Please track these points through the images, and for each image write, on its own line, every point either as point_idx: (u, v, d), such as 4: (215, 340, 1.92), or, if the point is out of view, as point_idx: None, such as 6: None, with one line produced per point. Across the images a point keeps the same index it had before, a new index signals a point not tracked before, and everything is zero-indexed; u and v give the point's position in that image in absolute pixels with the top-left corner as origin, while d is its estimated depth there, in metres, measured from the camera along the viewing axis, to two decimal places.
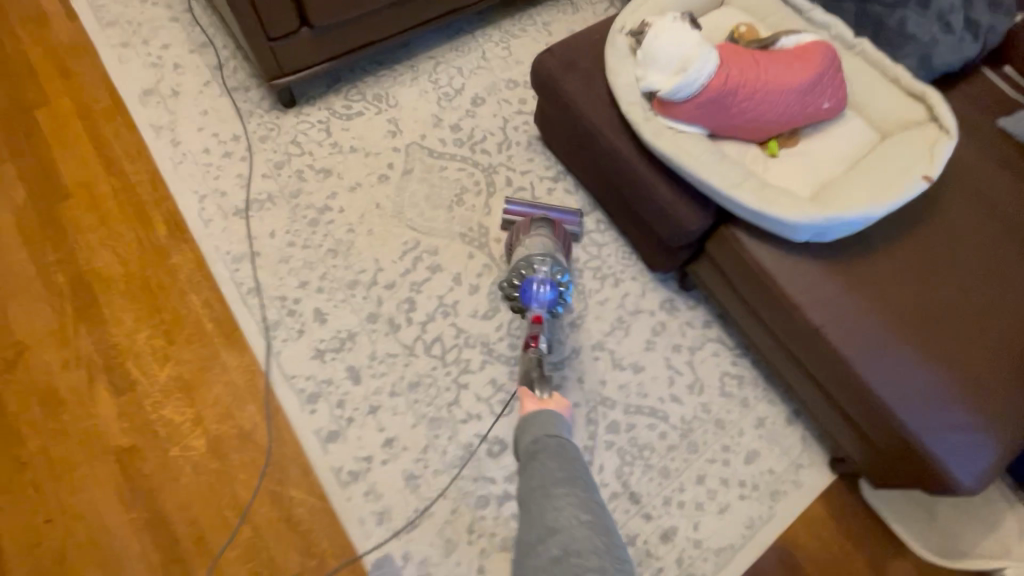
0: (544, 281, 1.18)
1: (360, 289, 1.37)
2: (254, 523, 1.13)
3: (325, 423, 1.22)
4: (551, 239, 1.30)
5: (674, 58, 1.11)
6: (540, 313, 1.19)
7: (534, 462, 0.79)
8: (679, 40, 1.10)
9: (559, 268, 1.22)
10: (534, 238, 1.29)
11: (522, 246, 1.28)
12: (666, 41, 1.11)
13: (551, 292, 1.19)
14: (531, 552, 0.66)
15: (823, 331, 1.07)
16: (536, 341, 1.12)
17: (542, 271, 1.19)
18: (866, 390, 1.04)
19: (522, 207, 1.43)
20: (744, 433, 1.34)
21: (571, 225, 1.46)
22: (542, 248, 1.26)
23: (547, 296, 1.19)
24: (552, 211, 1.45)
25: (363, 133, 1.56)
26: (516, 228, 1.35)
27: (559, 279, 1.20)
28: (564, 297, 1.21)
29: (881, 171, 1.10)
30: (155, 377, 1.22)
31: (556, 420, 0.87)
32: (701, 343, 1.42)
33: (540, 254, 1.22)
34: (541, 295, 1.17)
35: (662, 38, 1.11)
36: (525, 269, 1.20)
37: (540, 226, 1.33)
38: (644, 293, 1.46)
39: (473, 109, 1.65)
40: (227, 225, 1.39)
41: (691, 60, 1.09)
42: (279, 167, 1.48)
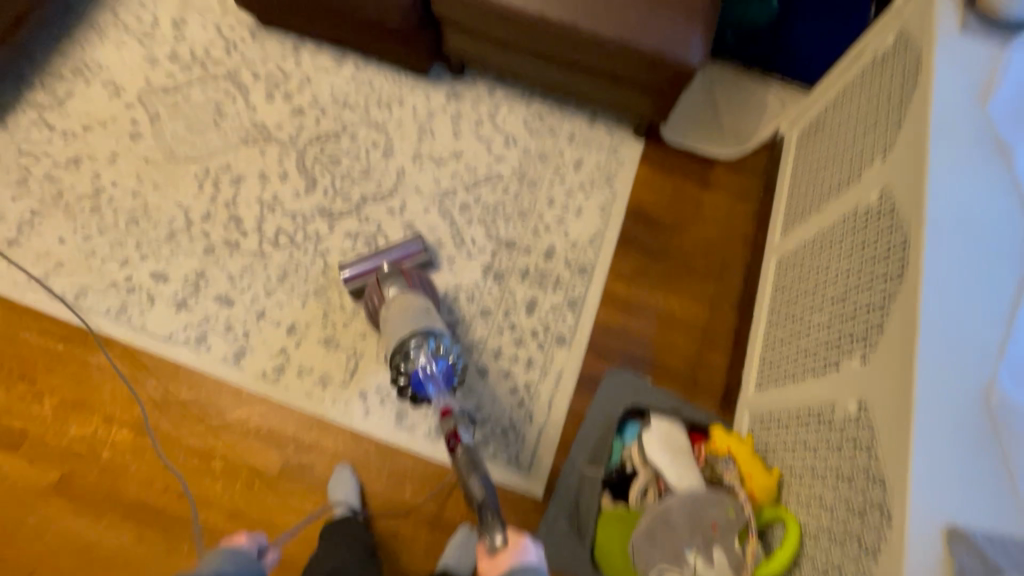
0: (430, 366, 1.07)
1: (182, 235, 1.36)
2: (220, 454, 1.20)
3: (226, 349, 1.27)
4: (412, 295, 1.18)
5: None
6: (446, 403, 1.06)
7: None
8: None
9: (438, 337, 1.08)
10: (397, 308, 1.14)
11: (389, 324, 1.12)
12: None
13: (442, 366, 1.08)
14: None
15: (544, 15, 1.24)
16: (458, 437, 0.98)
17: (422, 354, 1.06)
18: (598, 38, 1.25)
19: (360, 266, 1.28)
20: (565, 151, 1.54)
21: (416, 256, 1.32)
22: (414, 320, 1.10)
23: (442, 377, 1.08)
24: (392, 252, 1.31)
25: (87, 109, 1.46)
26: (370, 290, 1.24)
27: (446, 355, 1.09)
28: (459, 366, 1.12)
29: None
30: (41, 415, 1.19)
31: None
32: (496, 107, 1.56)
33: (411, 335, 1.08)
34: (438, 379, 1.07)
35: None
36: (404, 361, 1.07)
37: (391, 282, 1.23)
38: (429, 97, 1.56)
39: (180, 32, 1.57)
40: (10, 258, 1.30)
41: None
42: (23, 182, 1.37)
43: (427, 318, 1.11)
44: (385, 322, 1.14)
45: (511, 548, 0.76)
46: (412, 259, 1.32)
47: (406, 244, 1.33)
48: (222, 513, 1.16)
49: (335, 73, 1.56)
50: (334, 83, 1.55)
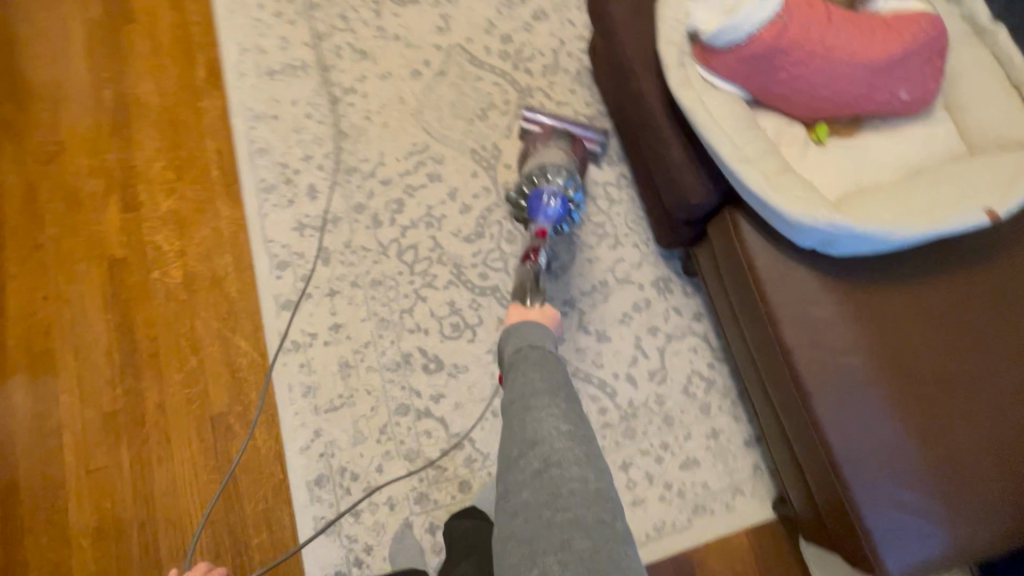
0: (553, 194, 1.13)
1: (357, 177, 1.37)
2: (200, 355, 1.24)
3: (285, 291, 1.28)
4: (569, 155, 1.26)
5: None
6: (544, 227, 1.12)
7: (511, 371, 0.75)
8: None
9: (574, 180, 1.17)
10: (553, 149, 1.25)
11: (543, 154, 1.23)
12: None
13: (561, 206, 1.13)
14: (512, 462, 0.64)
15: (794, 353, 0.91)
16: (535, 254, 1.08)
17: (556, 183, 1.15)
18: (816, 433, 0.89)
19: (539, 117, 1.37)
20: (691, 440, 1.24)
21: (592, 142, 1.37)
22: (562, 161, 1.21)
23: (556, 210, 1.13)
24: (573, 125, 1.37)
25: (410, 23, 1.50)
26: (538, 133, 1.34)
27: (566, 192, 1.15)
28: (571, 216, 1.17)
29: (939, 193, 0.87)
30: (158, 205, 1.33)
31: (537, 331, 0.81)
32: (682, 334, 1.30)
33: (553, 165, 1.19)
34: (553, 207, 1.12)
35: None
36: (538, 179, 1.17)
37: (558, 139, 1.31)
38: (640, 264, 1.34)
39: (531, 24, 1.52)
40: (257, 83, 1.43)
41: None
42: (321, 38, 1.47)
43: (570, 164, 1.22)
44: (540, 152, 1.25)
45: (542, 312, 0.89)
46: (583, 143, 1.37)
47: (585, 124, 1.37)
48: (156, 394, 1.22)
49: (597, 167, 1.40)
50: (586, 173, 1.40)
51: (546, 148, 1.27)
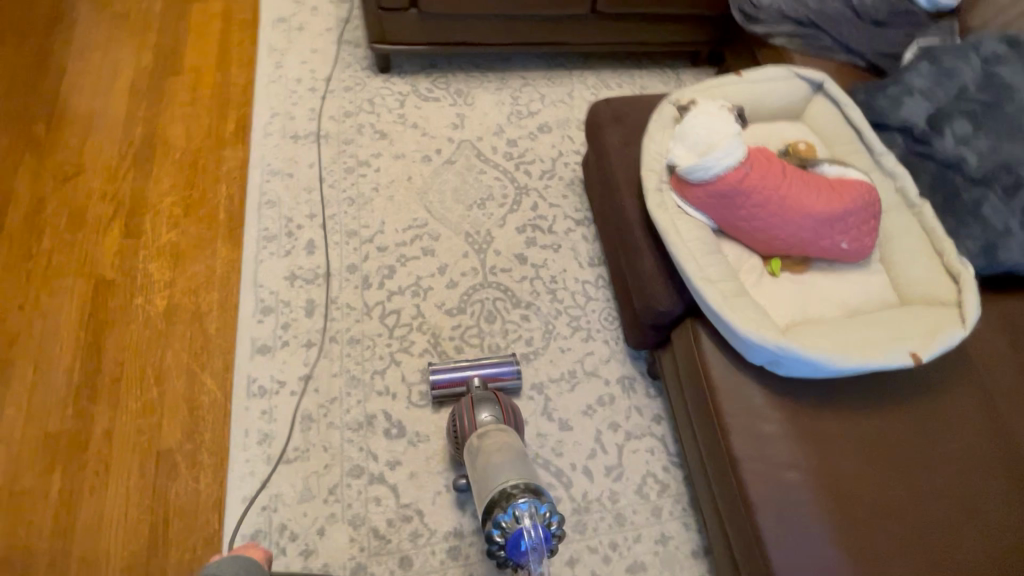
0: (531, 530, 0.90)
1: (355, 241, 1.46)
2: (162, 388, 1.23)
3: (263, 336, 1.31)
4: (510, 434, 1.09)
5: (699, 137, 1.10)
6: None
7: None
8: (702, 119, 1.11)
9: (544, 500, 0.92)
10: (493, 448, 1.05)
11: (488, 466, 1.01)
12: (690, 121, 1.12)
13: (545, 535, 0.91)
14: None
15: (740, 463, 0.97)
16: None
17: (527, 516, 0.91)
18: (757, 544, 0.93)
19: (449, 375, 1.26)
20: (640, 542, 1.24)
21: (510, 378, 1.29)
22: (517, 468, 0.99)
23: (542, 545, 0.90)
24: (484, 368, 1.28)
25: (430, 116, 1.68)
26: (459, 405, 1.20)
27: (545, 518, 0.91)
28: (560, 537, 0.94)
29: (871, 332, 0.99)
30: (159, 236, 1.39)
31: None
32: (641, 433, 1.35)
33: (505, 493, 0.93)
34: (538, 550, 0.90)
35: (692, 117, 1.12)
36: (500, 530, 0.91)
37: (485, 409, 1.16)
38: (608, 360, 1.42)
39: (536, 134, 1.72)
40: (280, 143, 1.56)
41: (711, 140, 1.09)
42: (347, 115, 1.64)
43: (524, 473, 0.98)
44: (480, 458, 1.05)
45: None
46: (501, 381, 1.29)
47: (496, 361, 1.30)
48: (106, 422, 1.19)
49: (578, 265, 1.53)
50: (567, 270, 1.52)
51: (484, 437, 1.09)
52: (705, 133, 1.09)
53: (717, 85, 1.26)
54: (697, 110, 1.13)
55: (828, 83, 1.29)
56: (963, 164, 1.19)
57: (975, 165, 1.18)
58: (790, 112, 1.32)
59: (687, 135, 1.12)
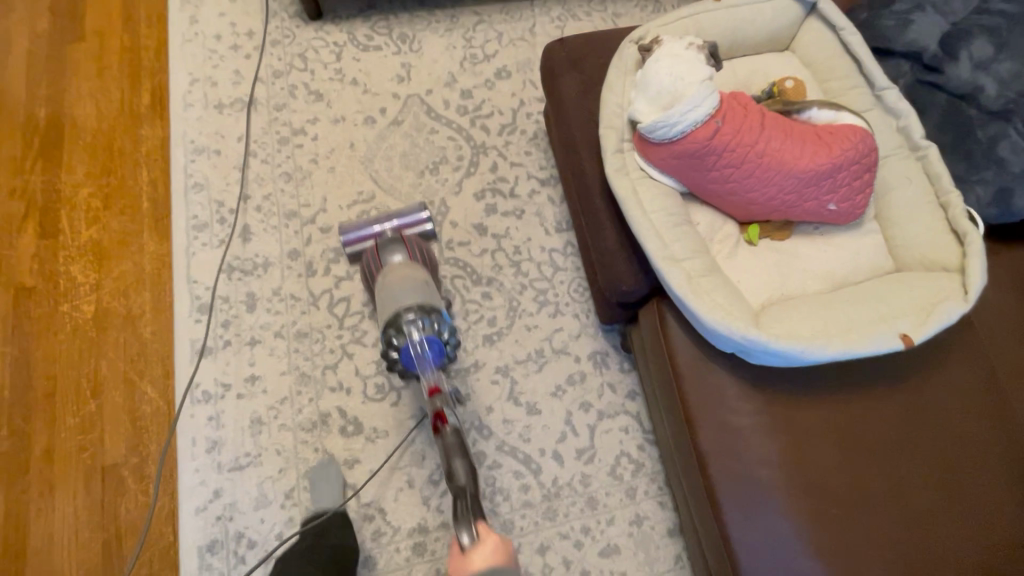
0: (421, 343, 0.98)
1: (295, 222, 1.32)
2: (100, 400, 1.16)
3: (203, 336, 1.22)
4: (416, 267, 1.11)
5: (662, 86, 0.92)
6: (436, 380, 0.99)
7: None
8: (666, 62, 0.93)
9: (435, 316, 0.99)
10: (400, 274, 1.07)
11: (390, 290, 1.04)
12: (652, 65, 0.94)
13: (434, 349, 0.99)
14: None
15: (706, 458, 0.89)
16: (444, 420, 0.95)
17: (415, 329, 0.98)
18: (724, 547, 0.86)
19: (357, 233, 1.24)
20: (614, 525, 1.19)
21: (422, 225, 1.29)
22: (417, 291, 1.03)
23: (432, 357, 0.99)
24: (397, 219, 1.28)
25: (371, 69, 1.48)
26: (368, 257, 1.19)
27: (442, 335, 1.00)
28: (454, 351, 1.02)
29: (858, 310, 0.85)
30: (79, 233, 1.26)
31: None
32: (615, 412, 1.27)
33: (405, 310, 0.99)
34: (425, 361, 0.98)
35: (655, 61, 0.94)
36: (396, 336, 0.98)
37: (390, 249, 1.17)
38: (578, 335, 1.31)
39: (494, 81, 1.51)
40: (203, 115, 1.39)
41: (676, 88, 0.91)
42: (276, 76, 1.44)
43: (428, 296, 1.03)
44: (383, 288, 1.07)
45: (486, 541, 0.80)
46: (416, 228, 1.28)
47: (408, 210, 1.30)
48: (44, 439, 1.13)
49: (544, 232, 1.39)
50: (532, 238, 1.38)
51: (388, 271, 1.11)
52: (669, 80, 0.91)
53: (688, 17, 1.06)
54: (662, 51, 0.95)
55: (823, 4, 1.08)
56: (980, 94, 1.00)
57: (995, 95, 0.99)
58: (778, 41, 1.12)
59: (650, 83, 0.94)
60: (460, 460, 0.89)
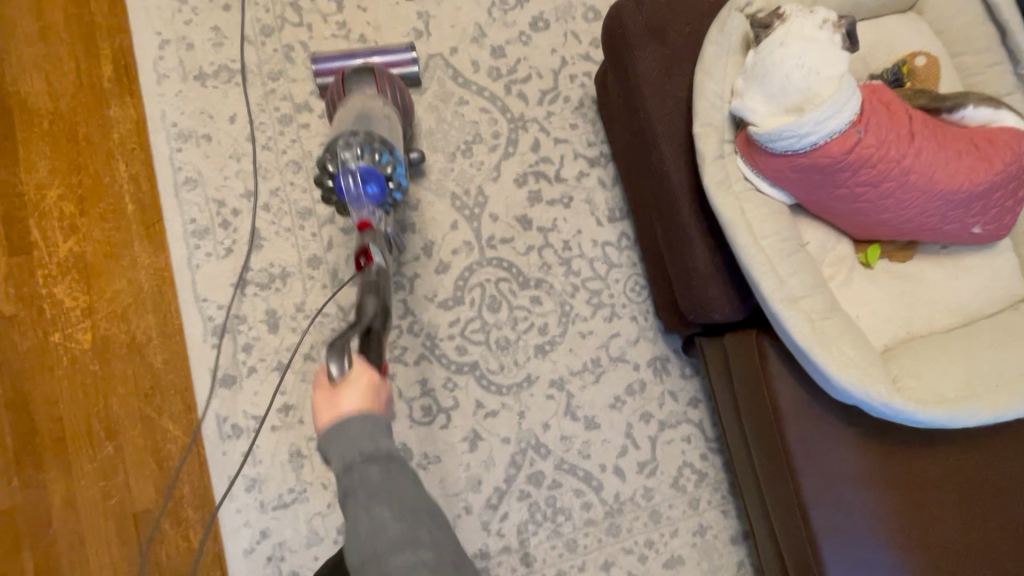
0: (356, 174, 0.90)
1: (312, 223, 1.14)
2: (117, 442, 1.04)
3: (223, 364, 1.07)
4: (377, 100, 1.04)
5: (789, 82, 0.73)
6: (367, 215, 0.90)
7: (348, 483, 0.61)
8: (796, 49, 0.73)
9: (380, 144, 0.92)
10: (351, 107, 1.02)
11: (338, 127, 0.98)
12: (777, 52, 0.74)
13: (371, 188, 0.90)
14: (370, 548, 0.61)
15: (809, 510, 0.83)
16: (369, 258, 0.85)
17: (352, 156, 0.90)
18: None
19: (325, 63, 1.13)
20: (678, 536, 1.16)
21: (405, 63, 1.17)
22: (363, 124, 0.97)
23: (371, 192, 0.91)
24: (377, 52, 1.16)
25: (381, 22, 1.21)
26: (332, 89, 1.09)
27: (381, 165, 0.91)
28: (395, 192, 0.94)
29: (1003, 360, 0.75)
30: (56, 248, 1.07)
31: (358, 419, 0.63)
32: (677, 422, 1.19)
33: (345, 136, 0.91)
34: (360, 190, 0.90)
35: (781, 46, 0.74)
36: (331, 163, 0.90)
37: (360, 80, 1.08)
38: (637, 340, 1.20)
39: (530, 34, 1.26)
40: (183, 89, 1.13)
41: (808, 88, 0.72)
42: (266, 34, 1.17)
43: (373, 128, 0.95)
44: (337, 125, 1.00)
45: (357, 373, 0.65)
46: (399, 69, 1.17)
47: (393, 48, 1.18)
48: (62, 488, 1.01)
49: (595, 223, 1.22)
50: (583, 230, 1.22)
51: (348, 100, 1.04)
52: (800, 75, 0.72)
53: None
54: (787, 32, 0.74)
55: None
56: None
57: None
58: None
59: (772, 75, 0.74)
60: (372, 298, 0.79)
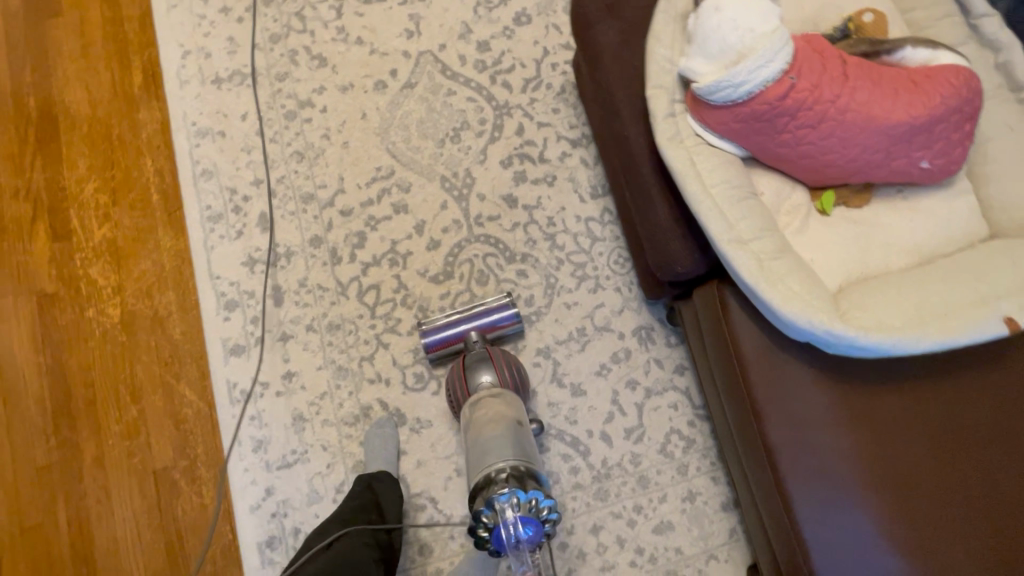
0: (513, 523, 0.81)
1: (313, 207, 1.24)
2: (141, 405, 1.15)
3: (233, 335, 1.18)
4: (512, 404, 0.99)
5: (727, 41, 0.77)
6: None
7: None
8: (731, 13, 0.76)
9: (530, 488, 0.83)
10: (489, 412, 0.96)
11: (481, 436, 0.92)
12: (713, 19, 0.77)
13: (527, 529, 0.82)
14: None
15: (774, 452, 0.84)
16: None
17: (509, 508, 0.81)
18: (795, 541, 0.82)
19: (437, 335, 1.13)
20: (667, 501, 1.17)
21: (507, 325, 1.15)
22: (512, 445, 0.88)
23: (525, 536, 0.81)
24: (482, 315, 1.15)
25: (376, 25, 1.33)
26: (453, 374, 1.08)
27: (538, 513, 0.82)
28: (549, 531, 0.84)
29: (952, 290, 0.76)
30: (92, 234, 1.20)
31: None
32: (663, 389, 1.22)
33: (498, 467, 0.84)
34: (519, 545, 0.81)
35: (716, 12, 0.77)
36: (488, 517, 0.82)
37: (477, 369, 1.06)
38: (621, 310, 1.24)
39: (513, 28, 1.35)
40: (201, 92, 1.27)
41: (745, 47, 0.76)
42: (274, 40, 1.31)
43: (529, 457, 0.88)
44: (471, 429, 0.96)
45: None
46: (498, 330, 1.15)
47: (494, 307, 1.16)
48: (93, 446, 1.13)
49: (578, 200, 1.28)
50: (566, 207, 1.28)
51: (479, 399, 1.01)
52: (736, 38, 0.76)
53: None
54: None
55: None
56: None
57: None
58: None
59: (711, 41, 0.78)
60: None
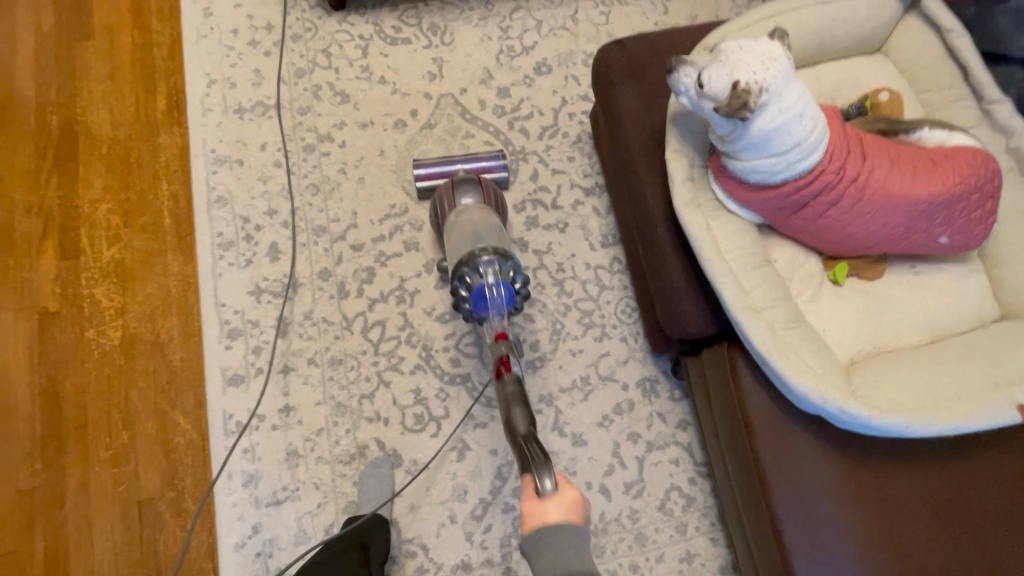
0: (493, 287, 0.91)
1: (325, 240, 1.24)
2: (132, 431, 1.12)
3: (234, 364, 1.16)
4: (489, 211, 1.06)
5: (793, 137, 0.74)
6: (501, 326, 0.95)
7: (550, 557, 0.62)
8: (790, 107, 0.74)
9: (510, 260, 0.92)
10: (471, 216, 1.03)
11: (463, 231, 0.99)
12: (779, 118, 0.73)
13: (507, 294, 0.93)
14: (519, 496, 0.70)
15: (781, 525, 0.82)
16: (506, 367, 0.88)
17: (490, 273, 0.91)
18: None
19: (429, 168, 1.25)
20: (664, 562, 1.14)
21: (495, 170, 1.27)
22: (492, 237, 0.96)
23: (502, 301, 0.93)
24: (471, 160, 1.27)
25: (400, 66, 1.36)
26: (439, 192, 1.13)
27: (515, 281, 0.92)
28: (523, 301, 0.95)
29: (967, 372, 0.76)
30: (100, 253, 1.20)
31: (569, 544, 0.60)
32: (665, 443, 1.20)
33: (484, 248, 0.91)
34: (497, 306, 0.92)
35: (778, 110, 0.73)
36: (469, 277, 0.91)
37: (464, 188, 1.11)
38: (626, 361, 1.24)
39: (533, 77, 1.38)
40: (223, 121, 1.29)
41: (809, 143, 0.75)
42: (299, 75, 1.33)
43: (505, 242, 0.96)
44: (455, 228, 1.02)
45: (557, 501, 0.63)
46: (489, 174, 1.27)
47: (483, 155, 1.28)
48: (79, 471, 1.09)
49: (588, 248, 1.29)
50: (576, 254, 1.29)
51: (462, 210, 1.06)
52: (800, 130, 0.74)
53: (770, 15, 0.91)
54: (775, 94, 0.73)
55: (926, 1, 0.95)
56: None
57: None
58: (868, 44, 0.99)
59: (779, 140, 0.74)
60: (519, 409, 0.79)
